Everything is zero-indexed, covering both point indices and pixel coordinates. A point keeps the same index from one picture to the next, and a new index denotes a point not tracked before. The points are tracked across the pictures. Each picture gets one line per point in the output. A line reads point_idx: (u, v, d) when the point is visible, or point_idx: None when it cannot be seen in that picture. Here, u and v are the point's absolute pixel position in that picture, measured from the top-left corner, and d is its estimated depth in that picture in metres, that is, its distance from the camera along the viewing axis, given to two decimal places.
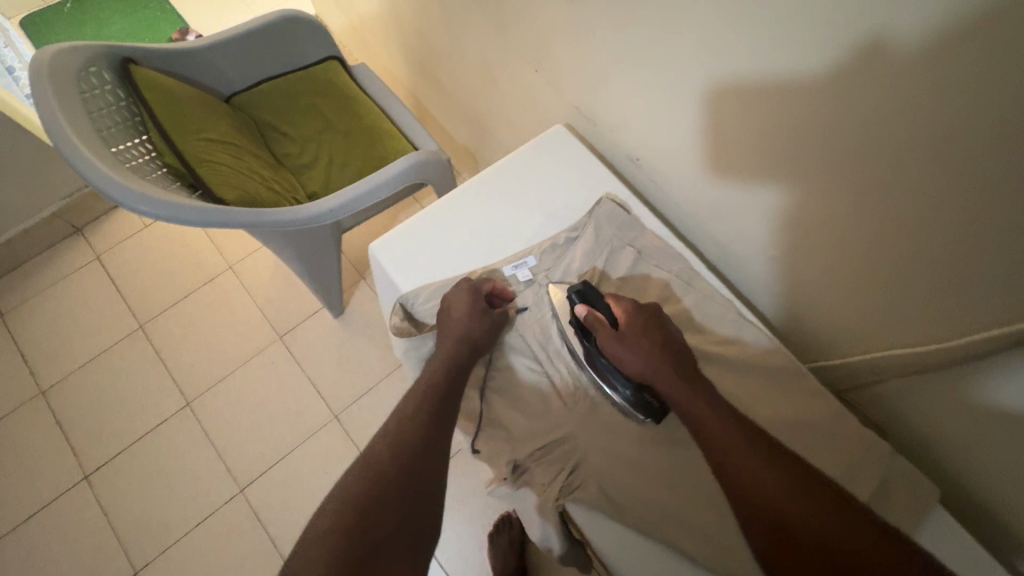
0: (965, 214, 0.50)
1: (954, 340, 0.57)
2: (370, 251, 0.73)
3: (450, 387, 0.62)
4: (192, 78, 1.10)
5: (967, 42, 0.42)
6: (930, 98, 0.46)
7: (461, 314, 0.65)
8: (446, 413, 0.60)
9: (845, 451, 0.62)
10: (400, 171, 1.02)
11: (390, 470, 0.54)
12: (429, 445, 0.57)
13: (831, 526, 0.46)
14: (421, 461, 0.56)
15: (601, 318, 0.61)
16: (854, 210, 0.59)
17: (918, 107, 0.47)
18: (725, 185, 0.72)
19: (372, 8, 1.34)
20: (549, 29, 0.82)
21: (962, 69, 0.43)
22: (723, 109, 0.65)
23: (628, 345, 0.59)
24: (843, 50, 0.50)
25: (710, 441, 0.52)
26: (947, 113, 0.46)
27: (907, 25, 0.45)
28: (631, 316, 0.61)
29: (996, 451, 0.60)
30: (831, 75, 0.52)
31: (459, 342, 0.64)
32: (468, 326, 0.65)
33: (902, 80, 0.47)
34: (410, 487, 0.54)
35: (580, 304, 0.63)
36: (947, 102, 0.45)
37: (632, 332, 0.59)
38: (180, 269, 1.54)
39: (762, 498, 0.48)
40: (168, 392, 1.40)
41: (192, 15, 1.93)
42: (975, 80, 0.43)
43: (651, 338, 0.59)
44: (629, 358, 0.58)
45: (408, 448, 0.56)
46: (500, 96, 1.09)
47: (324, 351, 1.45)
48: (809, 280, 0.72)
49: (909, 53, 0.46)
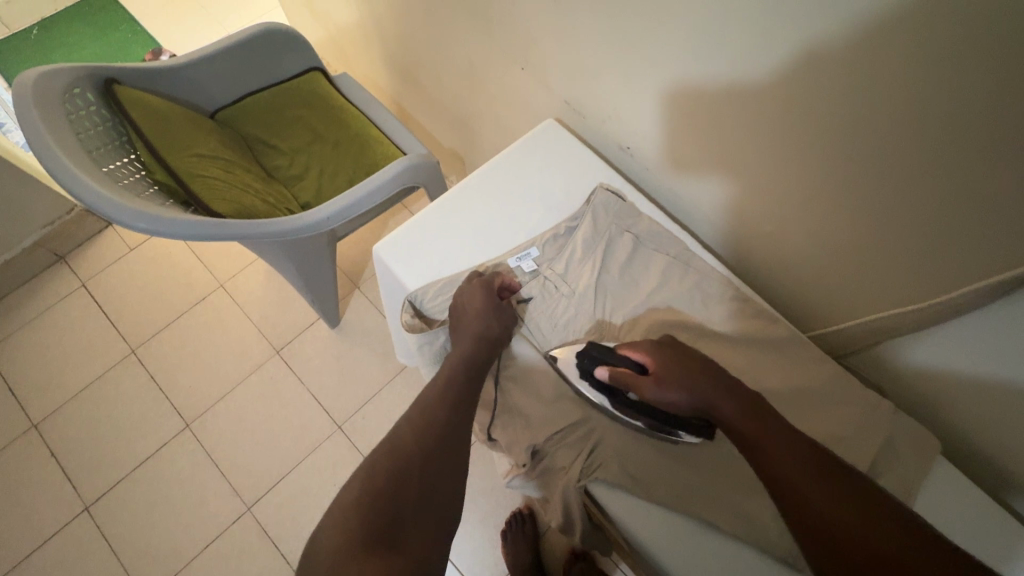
0: (951, 176, 0.52)
1: (947, 294, 0.60)
2: (374, 252, 0.74)
3: (467, 379, 0.63)
4: (176, 96, 1.10)
5: (938, 10, 0.44)
6: (908, 68, 0.49)
7: (475, 309, 0.66)
8: (462, 404, 0.61)
9: (850, 414, 0.64)
10: (393, 176, 1.03)
11: (408, 460, 0.55)
12: (447, 434, 0.58)
13: (867, 524, 0.47)
14: (440, 451, 0.57)
15: (625, 371, 0.59)
16: (843, 183, 0.62)
17: (899, 75, 0.50)
18: (712, 166, 0.75)
19: (349, 18, 1.35)
20: (532, 27, 0.84)
21: (934, 39, 0.46)
22: (706, 90, 0.67)
23: (668, 385, 0.57)
24: (820, 27, 0.52)
25: (763, 460, 0.51)
26: (927, 81, 0.48)
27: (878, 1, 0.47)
28: (656, 355, 0.59)
29: (992, 400, 0.62)
30: (815, 53, 0.54)
31: (477, 337, 0.65)
32: (485, 322, 0.65)
33: (884, 51, 0.49)
34: (431, 476, 0.55)
35: (598, 366, 0.61)
36: (922, 71, 0.48)
37: (664, 370, 0.57)
38: (170, 291, 1.52)
39: (830, 527, 0.47)
40: (166, 415, 1.38)
41: (163, 36, 1.91)
42: (946, 50, 0.46)
43: (688, 374, 0.57)
44: (673, 398, 0.57)
45: (425, 439, 0.57)
46: (485, 98, 1.10)
47: (323, 363, 1.44)
48: (802, 254, 0.74)
49: (891, 24, 0.48)
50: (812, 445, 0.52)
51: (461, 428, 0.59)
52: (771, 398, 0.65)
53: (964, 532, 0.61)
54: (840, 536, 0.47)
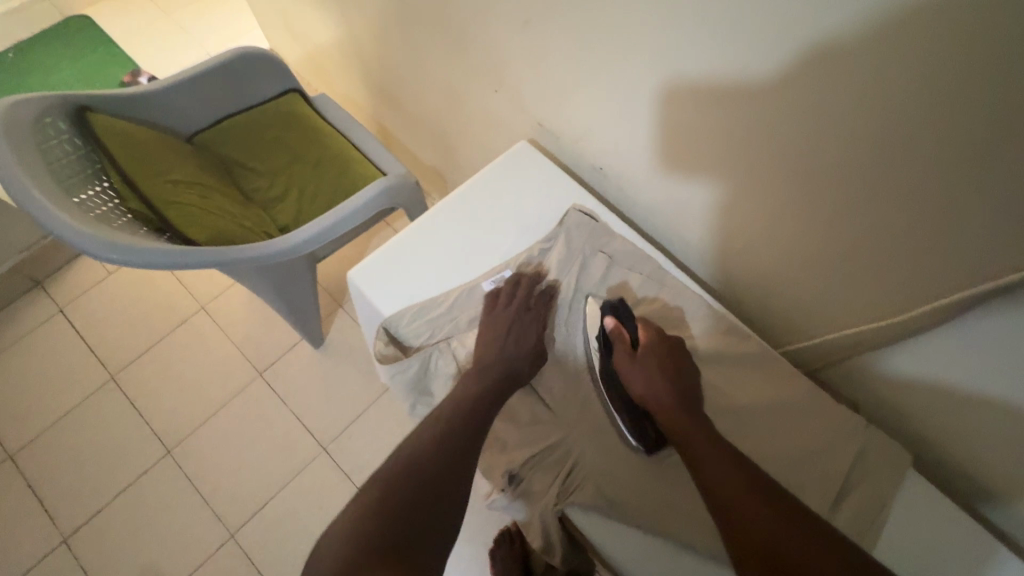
0: (908, 194, 0.54)
1: (914, 310, 0.61)
2: (349, 278, 0.74)
3: (485, 387, 0.64)
4: (151, 120, 1.09)
5: (887, 38, 0.46)
6: (862, 92, 0.51)
7: (518, 330, 0.68)
8: (478, 420, 0.61)
9: (824, 427, 0.65)
10: (371, 197, 1.03)
11: (410, 487, 0.54)
12: (457, 439, 0.59)
13: (775, 528, 0.50)
14: (449, 464, 0.57)
15: (623, 335, 0.67)
16: (807, 201, 0.63)
17: (854, 99, 0.51)
18: (684, 184, 0.76)
19: (328, 39, 1.36)
20: (505, 49, 0.85)
21: (885, 66, 0.48)
22: (675, 110, 0.68)
23: (640, 366, 0.64)
24: (780, 53, 0.54)
25: (706, 468, 0.55)
26: (882, 106, 0.50)
27: (833, 29, 0.49)
28: (653, 341, 0.66)
29: (961, 410, 0.63)
30: (775, 75, 0.56)
31: (498, 346, 0.67)
32: (504, 332, 0.68)
33: (840, 78, 0.51)
34: (436, 492, 0.55)
35: (610, 317, 0.68)
36: (876, 97, 0.50)
37: (648, 354, 0.65)
38: (150, 314, 1.51)
39: (761, 536, 0.50)
40: (147, 441, 1.36)
41: (141, 58, 1.91)
42: (897, 76, 0.47)
43: (665, 368, 0.64)
44: (638, 376, 0.64)
45: (437, 451, 0.58)
46: (462, 118, 1.11)
47: (307, 383, 1.43)
48: (771, 271, 0.75)
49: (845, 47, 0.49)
50: (760, 470, 0.56)
51: (473, 443, 0.59)
52: (746, 414, 0.66)
53: (938, 542, 0.61)
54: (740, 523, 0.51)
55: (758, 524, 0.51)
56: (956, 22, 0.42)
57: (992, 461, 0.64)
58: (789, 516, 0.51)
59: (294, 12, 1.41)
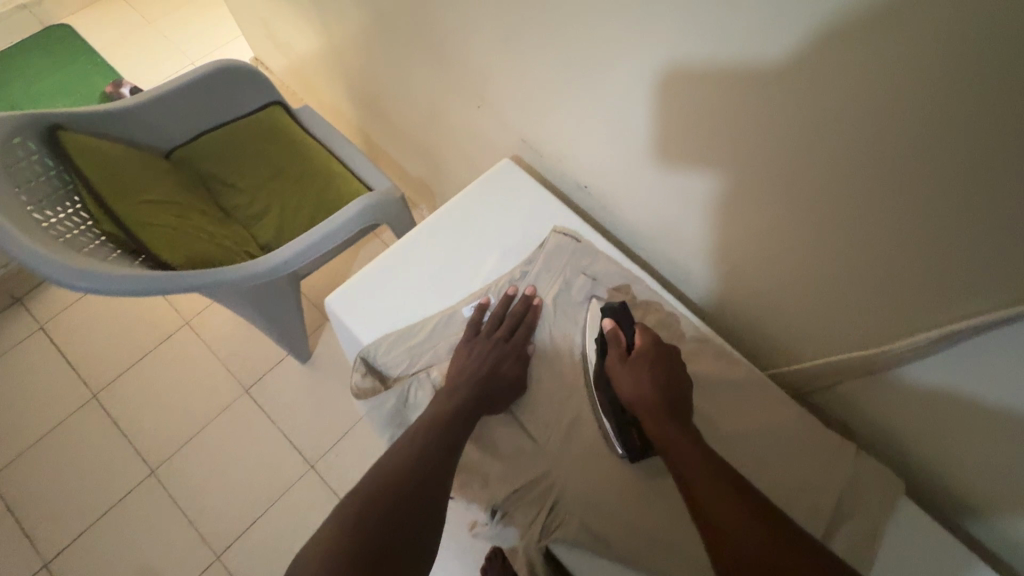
0: (892, 226, 0.52)
1: (901, 341, 0.59)
2: (326, 304, 0.72)
3: (463, 407, 0.62)
4: (126, 137, 1.07)
5: (864, 69, 0.44)
6: (840, 122, 0.49)
7: (500, 353, 0.66)
8: (455, 441, 0.59)
9: (813, 455, 0.64)
10: (354, 214, 1.00)
11: (382, 507, 0.52)
12: (432, 459, 0.57)
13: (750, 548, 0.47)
14: (421, 483, 0.55)
15: (619, 338, 0.65)
16: (790, 227, 0.61)
17: (834, 128, 0.50)
18: (669, 204, 0.74)
19: (311, 49, 1.33)
20: (485, 65, 0.83)
21: (861, 97, 0.46)
22: (655, 130, 0.66)
23: (631, 369, 0.61)
24: (754, 81, 0.52)
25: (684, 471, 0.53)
26: (862, 135, 0.48)
27: (809, 58, 0.47)
28: (650, 345, 0.63)
29: (952, 439, 0.62)
30: (749, 103, 0.54)
31: (479, 364, 0.65)
32: (486, 350, 0.66)
33: (819, 106, 0.49)
34: (412, 513, 0.53)
35: (609, 319, 0.66)
36: (855, 127, 0.48)
37: (644, 358, 0.62)
38: (133, 330, 1.48)
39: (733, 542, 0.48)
40: (130, 461, 1.33)
41: (124, 67, 1.88)
42: (875, 106, 0.46)
43: (659, 372, 0.60)
44: (629, 380, 0.61)
45: (411, 470, 0.56)
46: (446, 130, 1.09)
47: (294, 399, 1.40)
48: (757, 293, 0.73)
49: (824, 75, 0.47)
50: (746, 480, 0.53)
51: (449, 465, 0.58)
52: (734, 444, 0.64)
53: (931, 575, 0.60)
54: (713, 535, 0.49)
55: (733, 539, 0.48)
56: (939, 53, 0.40)
57: (986, 493, 0.62)
58: (766, 529, 0.48)
59: (276, 22, 1.38)
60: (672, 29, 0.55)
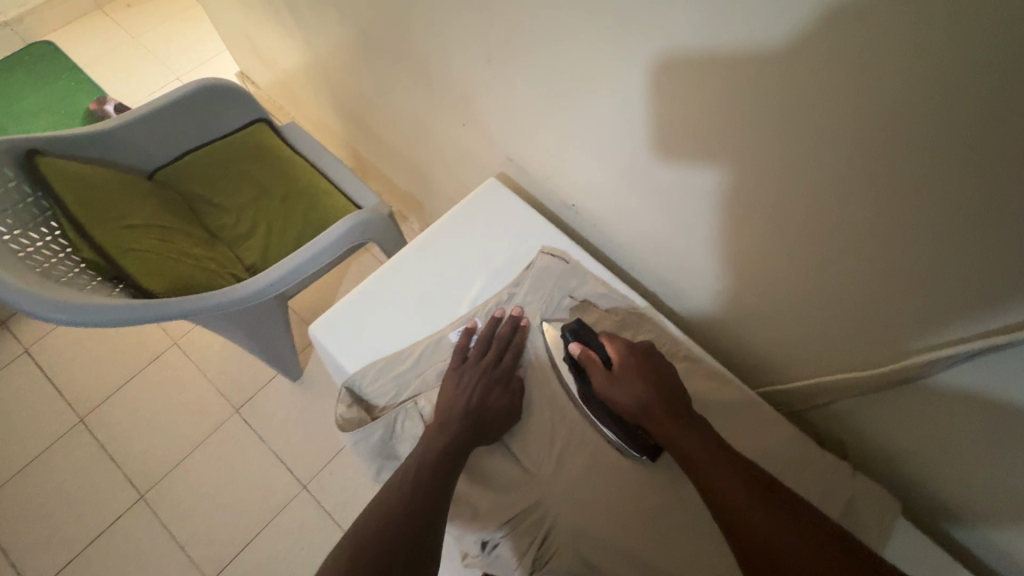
0: (881, 248, 0.51)
1: (894, 363, 0.58)
2: (311, 331, 0.71)
3: (459, 434, 0.61)
4: (107, 159, 1.05)
5: (841, 94, 0.44)
6: (820, 145, 0.48)
7: (490, 379, 0.65)
8: (448, 474, 0.57)
9: (808, 477, 0.63)
10: (341, 234, 0.99)
11: (374, 548, 0.49)
12: (431, 488, 0.56)
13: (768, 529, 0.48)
14: (419, 514, 0.53)
15: (593, 356, 0.64)
16: (778, 246, 0.60)
17: (817, 152, 0.49)
18: (658, 220, 0.73)
19: (295, 65, 1.32)
20: (469, 83, 0.83)
21: (841, 122, 0.46)
22: (640, 150, 0.66)
23: (620, 383, 0.61)
24: (735, 105, 0.51)
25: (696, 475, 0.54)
26: (844, 160, 0.48)
27: (787, 83, 0.46)
28: (625, 355, 0.63)
29: (949, 459, 0.61)
30: (730, 126, 0.54)
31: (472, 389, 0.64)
32: (478, 374, 0.65)
33: (800, 131, 0.49)
34: (411, 546, 0.50)
35: (575, 342, 0.66)
36: (836, 151, 0.48)
37: (625, 371, 0.61)
38: (121, 351, 1.46)
39: (761, 542, 0.48)
40: (119, 486, 1.31)
41: (108, 83, 1.86)
42: (855, 133, 0.45)
43: (645, 380, 0.60)
44: (620, 394, 0.61)
45: (402, 506, 0.53)
46: (433, 147, 1.08)
47: (286, 418, 1.38)
48: (747, 310, 0.72)
49: (802, 100, 0.47)
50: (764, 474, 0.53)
51: (444, 499, 0.55)
52: None
53: None
54: (732, 532, 0.49)
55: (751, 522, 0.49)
56: (925, 78, 0.39)
57: (986, 514, 0.61)
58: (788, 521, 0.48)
59: (260, 38, 1.37)
60: (655, 50, 0.54)
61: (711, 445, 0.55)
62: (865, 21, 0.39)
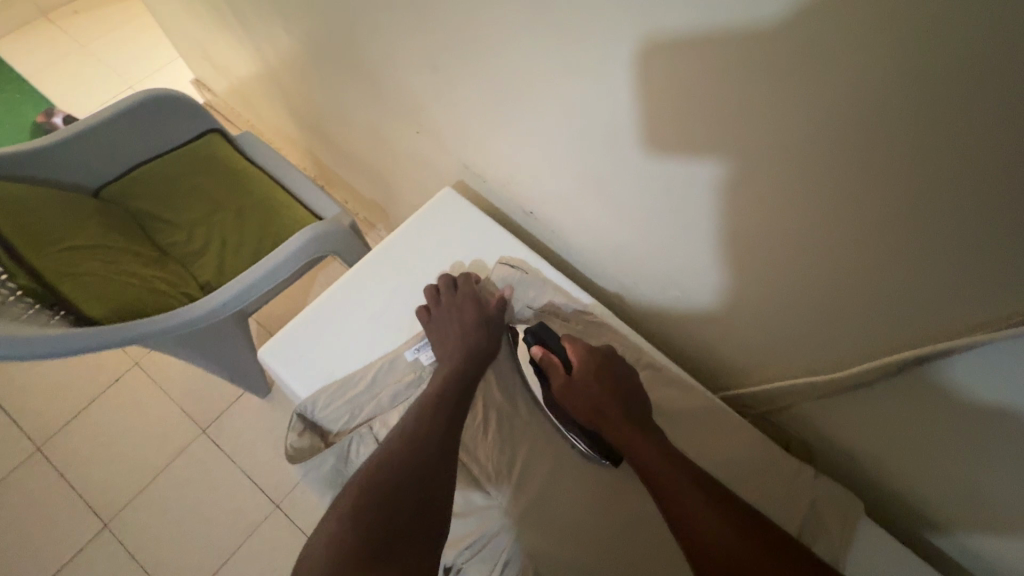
0: (830, 252, 0.51)
1: (853, 368, 0.58)
2: (260, 356, 0.70)
3: (447, 379, 0.63)
4: (47, 178, 1.00)
5: (776, 103, 0.43)
6: (758, 157, 0.48)
7: (463, 324, 0.67)
8: (433, 456, 0.55)
9: (771, 484, 0.62)
10: (298, 247, 0.95)
11: (378, 488, 0.52)
12: (428, 430, 0.57)
13: (736, 543, 0.48)
14: (420, 453, 0.55)
15: (553, 360, 0.65)
16: (732, 252, 0.60)
17: (758, 163, 0.48)
18: (616, 226, 0.72)
19: (249, 72, 1.28)
20: (420, 91, 0.81)
21: (781, 130, 0.45)
22: (592, 156, 0.65)
23: (580, 386, 0.62)
24: (676, 112, 0.50)
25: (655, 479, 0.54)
26: (786, 169, 0.47)
27: (723, 92, 0.45)
28: (585, 358, 0.64)
29: (911, 456, 0.61)
30: (672, 132, 0.53)
31: (451, 336, 0.66)
32: (456, 320, 0.67)
33: (741, 141, 0.48)
34: (415, 485, 0.53)
35: (536, 345, 0.67)
36: (776, 161, 0.47)
37: (586, 373, 0.63)
38: (78, 375, 1.40)
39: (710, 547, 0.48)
40: (81, 516, 1.26)
41: (55, 94, 1.78)
42: (792, 142, 0.45)
43: (603, 382, 0.62)
44: (580, 397, 0.62)
45: (389, 477, 0.53)
46: (392, 154, 1.05)
47: (256, 436, 1.35)
48: (710, 316, 0.71)
49: (737, 110, 0.46)
50: (721, 484, 0.53)
51: (443, 455, 0.56)
52: None
53: None
54: (687, 536, 0.49)
55: (715, 544, 0.48)
56: (860, 85, 0.38)
57: (948, 509, 0.61)
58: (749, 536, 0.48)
59: (210, 45, 1.32)
60: (596, 57, 0.53)
61: (673, 456, 0.55)
62: (799, 26, 0.38)
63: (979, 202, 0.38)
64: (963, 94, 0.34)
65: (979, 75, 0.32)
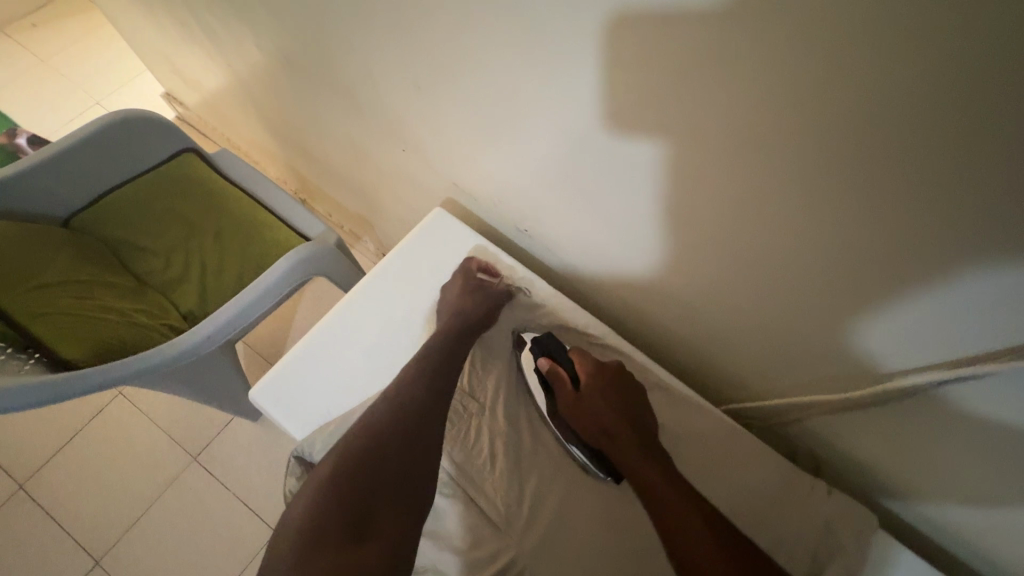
0: (841, 272, 0.49)
1: (873, 389, 0.57)
2: (251, 396, 0.66)
3: (439, 361, 0.65)
4: (13, 209, 0.96)
5: (783, 126, 0.41)
6: (764, 178, 0.46)
7: (462, 312, 0.69)
8: (416, 441, 0.59)
9: (784, 500, 0.62)
10: (284, 271, 0.91)
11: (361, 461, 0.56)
12: (415, 412, 0.61)
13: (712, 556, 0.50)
14: (405, 434, 0.59)
15: (562, 372, 0.66)
16: (737, 269, 0.58)
17: (764, 184, 0.47)
18: (614, 244, 0.71)
19: (221, 86, 1.23)
20: (402, 107, 0.77)
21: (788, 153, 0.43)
22: (586, 174, 0.63)
23: (590, 401, 0.63)
24: (676, 133, 0.48)
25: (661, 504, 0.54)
26: (795, 190, 0.45)
27: (726, 114, 0.43)
28: (595, 374, 0.65)
29: (924, 469, 0.60)
30: (672, 152, 0.51)
31: (449, 320, 0.68)
32: (459, 306, 0.69)
33: (746, 162, 0.46)
34: (396, 463, 0.57)
35: (543, 357, 0.67)
36: (784, 182, 0.45)
37: (596, 389, 0.64)
38: (59, 408, 1.35)
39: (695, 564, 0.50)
40: (70, 554, 1.21)
41: (17, 113, 1.70)
42: (801, 163, 0.43)
43: (612, 402, 0.62)
44: (588, 414, 0.63)
45: (373, 454, 0.56)
46: (376, 169, 1.02)
47: (249, 461, 1.31)
48: (714, 330, 0.70)
49: (741, 131, 0.44)
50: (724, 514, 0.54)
51: (424, 437, 0.60)
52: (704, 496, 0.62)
53: None
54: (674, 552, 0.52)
55: (677, 552, 0.51)
56: (873, 109, 0.36)
57: (960, 519, 0.61)
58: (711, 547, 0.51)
59: (179, 58, 1.27)
60: (586, 76, 0.50)
61: (676, 480, 0.56)
62: (807, 49, 0.36)
63: (1000, 227, 0.36)
64: (985, 117, 0.32)
65: (1001, 95, 0.31)
